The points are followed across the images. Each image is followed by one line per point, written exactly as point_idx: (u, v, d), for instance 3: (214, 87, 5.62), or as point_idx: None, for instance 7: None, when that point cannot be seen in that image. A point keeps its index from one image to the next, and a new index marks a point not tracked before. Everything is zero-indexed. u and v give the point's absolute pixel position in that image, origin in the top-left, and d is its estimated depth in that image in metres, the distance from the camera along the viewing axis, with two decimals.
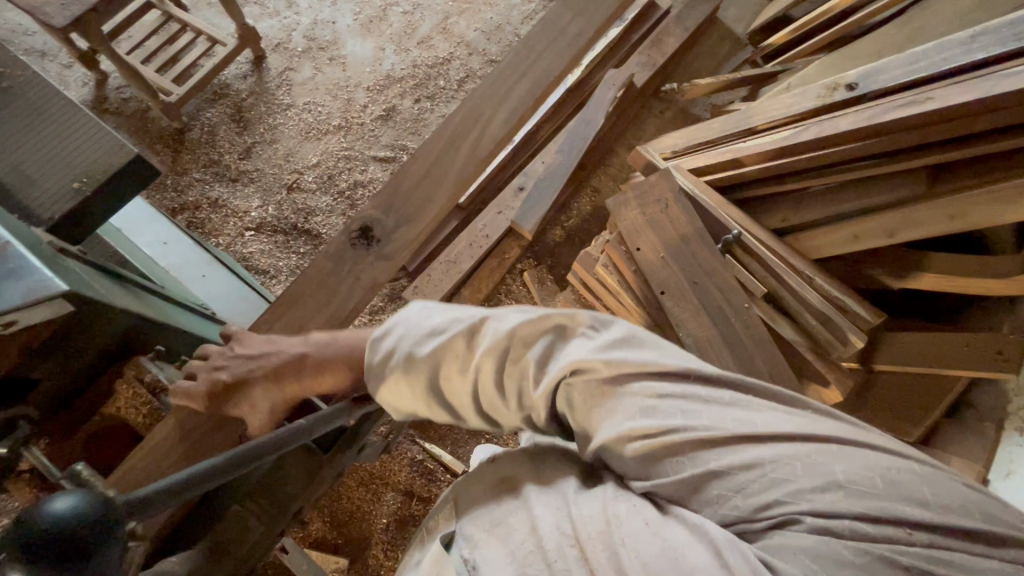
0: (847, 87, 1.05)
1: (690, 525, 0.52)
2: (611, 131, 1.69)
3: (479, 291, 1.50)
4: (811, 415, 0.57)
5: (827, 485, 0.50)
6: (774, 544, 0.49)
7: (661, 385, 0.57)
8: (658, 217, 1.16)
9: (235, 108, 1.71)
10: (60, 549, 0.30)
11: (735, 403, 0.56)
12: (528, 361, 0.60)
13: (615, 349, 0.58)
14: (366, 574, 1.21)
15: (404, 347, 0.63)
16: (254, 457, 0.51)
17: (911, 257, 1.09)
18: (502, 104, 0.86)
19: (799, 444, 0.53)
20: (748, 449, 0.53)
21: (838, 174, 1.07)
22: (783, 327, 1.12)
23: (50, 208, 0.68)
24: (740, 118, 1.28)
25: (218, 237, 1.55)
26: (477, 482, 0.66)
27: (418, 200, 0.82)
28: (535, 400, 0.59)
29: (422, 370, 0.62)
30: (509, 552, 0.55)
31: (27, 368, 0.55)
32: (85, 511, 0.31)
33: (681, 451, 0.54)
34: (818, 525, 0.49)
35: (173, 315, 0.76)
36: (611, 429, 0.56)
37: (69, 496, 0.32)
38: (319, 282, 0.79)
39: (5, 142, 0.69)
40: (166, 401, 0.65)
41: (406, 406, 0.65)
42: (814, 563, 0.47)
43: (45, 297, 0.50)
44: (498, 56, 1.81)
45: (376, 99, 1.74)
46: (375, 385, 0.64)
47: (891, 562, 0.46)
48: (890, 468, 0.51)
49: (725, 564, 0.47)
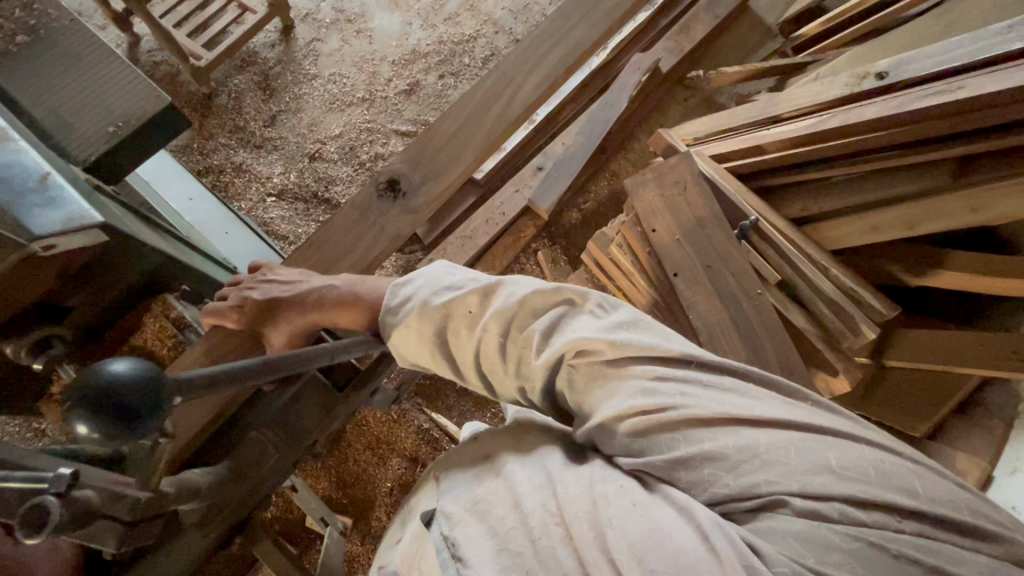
0: (876, 76, 1.04)
1: (679, 506, 0.52)
2: (634, 116, 1.68)
3: (493, 267, 1.51)
4: (808, 406, 0.58)
5: (818, 469, 0.51)
6: (764, 527, 0.50)
7: (662, 368, 0.58)
8: (676, 199, 1.16)
9: (262, 76, 1.73)
10: (123, 408, 0.33)
11: (734, 390, 0.58)
12: (533, 331, 0.61)
13: (621, 330, 0.60)
14: (368, 535, 1.24)
15: (421, 295, 0.65)
16: (287, 368, 0.53)
17: (929, 255, 1.08)
18: (530, 72, 0.86)
19: (794, 432, 0.54)
20: (744, 431, 0.54)
21: (858, 164, 1.06)
22: (795, 316, 1.11)
23: (86, 150, 0.70)
24: (766, 106, 1.27)
25: (240, 202, 1.57)
26: (458, 458, 0.68)
27: (443, 159, 0.83)
28: (534, 368, 0.61)
29: (432, 321, 0.64)
30: (490, 529, 0.55)
31: (63, 295, 0.59)
32: (143, 379, 0.34)
33: (678, 429, 0.55)
34: (807, 509, 0.50)
35: (197, 260, 0.79)
36: (609, 407, 0.57)
37: (128, 363, 0.34)
38: (346, 231, 0.81)
39: (45, 84, 0.72)
40: (190, 333, 0.69)
41: (412, 352, 0.66)
42: (802, 547, 0.48)
43: (83, 226, 0.54)
44: (525, 35, 1.81)
45: (401, 73, 1.75)
46: (388, 330, 0.66)
47: (878, 548, 0.47)
48: (881, 460, 0.53)
49: (710, 548, 0.48)
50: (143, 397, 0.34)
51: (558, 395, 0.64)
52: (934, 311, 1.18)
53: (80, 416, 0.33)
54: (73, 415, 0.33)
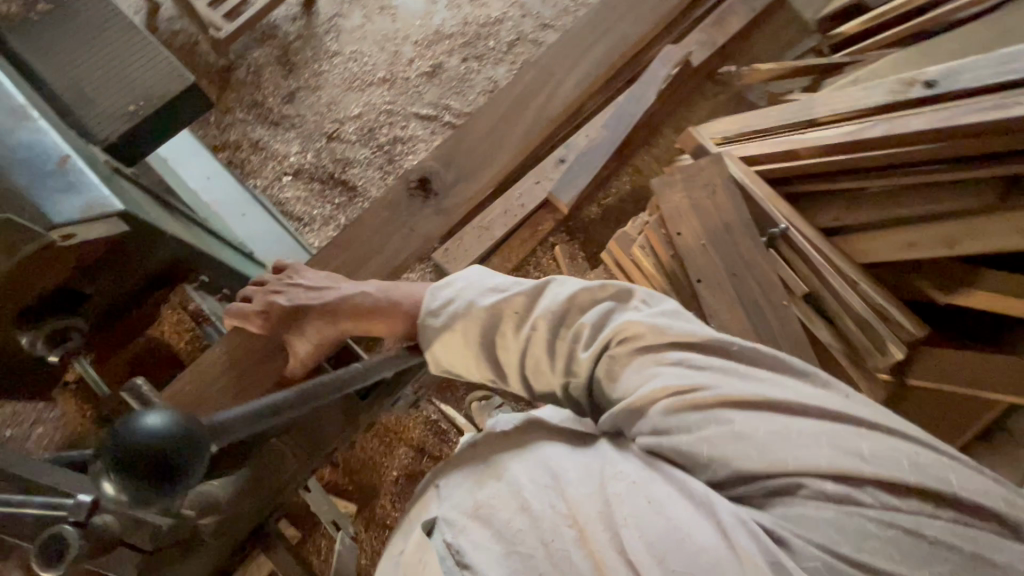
0: (924, 84, 0.98)
1: (698, 499, 0.50)
2: (661, 110, 1.63)
3: (509, 260, 1.49)
4: (840, 395, 0.55)
5: (850, 457, 0.49)
6: (794, 515, 0.48)
7: (697, 355, 0.56)
8: (704, 203, 1.12)
9: (282, 50, 1.69)
10: (152, 466, 0.32)
11: (764, 378, 0.55)
12: (583, 324, 0.60)
13: (664, 318, 0.59)
14: (372, 523, 1.24)
15: (470, 291, 0.65)
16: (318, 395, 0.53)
17: (963, 273, 1.04)
18: (571, 72, 0.87)
19: (824, 423, 0.51)
20: (773, 418, 0.52)
21: (896, 176, 1.02)
22: (820, 330, 1.08)
23: (105, 128, 0.68)
24: (802, 108, 1.21)
25: (256, 180, 1.55)
26: (460, 466, 0.65)
27: (477, 161, 0.83)
28: (582, 363, 0.60)
29: (478, 324, 0.63)
30: (495, 533, 0.54)
31: (81, 284, 0.58)
32: (171, 433, 0.32)
33: (707, 411, 0.53)
34: (837, 497, 0.48)
35: (215, 247, 0.77)
36: (641, 388, 0.56)
37: (160, 415, 0.33)
38: (375, 232, 0.80)
39: (64, 57, 0.69)
40: (210, 330, 0.70)
41: (452, 358, 0.65)
42: (836, 533, 0.46)
43: (101, 214, 0.55)
44: (552, 21, 1.75)
45: (424, 54, 1.70)
46: (427, 336, 0.65)
47: (913, 536, 0.45)
48: (916, 452, 0.50)
49: (732, 544, 0.46)
50: (169, 452, 0.32)
51: (579, 384, 0.62)
52: (961, 329, 1.14)
53: (106, 470, 0.32)
54: (105, 472, 0.32)
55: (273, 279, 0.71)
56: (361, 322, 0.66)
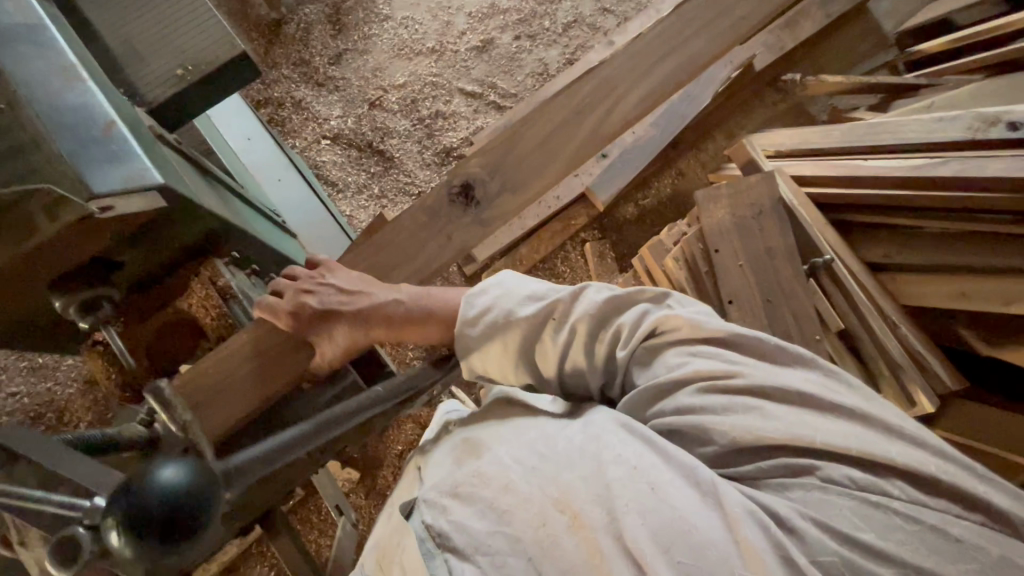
0: (1007, 125, 0.90)
1: (705, 488, 0.46)
2: (715, 113, 1.55)
3: (536, 252, 1.46)
4: (865, 392, 0.50)
5: (874, 456, 0.45)
6: (814, 501, 0.44)
7: (726, 353, 0.52)
8: (749, 222, 1.09)
9: (333, 9, 1.66)
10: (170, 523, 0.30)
11: (787, 372, 0.50)
12: (620, 325, 0.56)
13: (702, 316, 0.55)
14: (370, 496, 1.26)
15: (509, 300, 0.62)
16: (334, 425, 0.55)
17: (1015, 330, 0.98)
18: (635, 77, 0.80)
19: (849, 421, 0.47)
20: (795, 412, 0.48)
21: (962, 222, 0.96)
22: (851, 369, 1.03)
23: (154, 90, 0.68)
24: (865, 131, 1.12)
25: (294, 140, 1.55)
26: (444, 453, 0.62)
27: (527, 171, 0.78)
28: (618, 361, 0.56)
29: (514, 342, 0.61)
30: (477, 514, 0.50)
31: (118, 252, 0.60)
32: (189, 488, 0.31)
33: (728, 403, 0.49)
34: (857, 493, 0.44)
35: (250, 221, 0.79)
36: (668, 376, 0.52)
37: (176, 467, 0.31)
38: (410, 235, 0.78)
39: (120, 12, 0.69)
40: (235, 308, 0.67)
41: (487, 372, 0.63)
42: (857, 524, 0.43)
43: (141, 187, 0.55)
44: (612, 8, 1.67)
45: (475, 28, 1.65)
46: (462, 350, 0.63)
47: (941, 535, 0.42)
48: (945, 453, 0.46)
49: (740, 539, 0.43)
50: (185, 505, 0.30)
51: (580, 369, 0.59)
52: (1008, 389, 1.05)
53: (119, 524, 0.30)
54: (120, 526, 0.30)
55: (303, 273, 0.70)
56: (393, 329, 0.65)
